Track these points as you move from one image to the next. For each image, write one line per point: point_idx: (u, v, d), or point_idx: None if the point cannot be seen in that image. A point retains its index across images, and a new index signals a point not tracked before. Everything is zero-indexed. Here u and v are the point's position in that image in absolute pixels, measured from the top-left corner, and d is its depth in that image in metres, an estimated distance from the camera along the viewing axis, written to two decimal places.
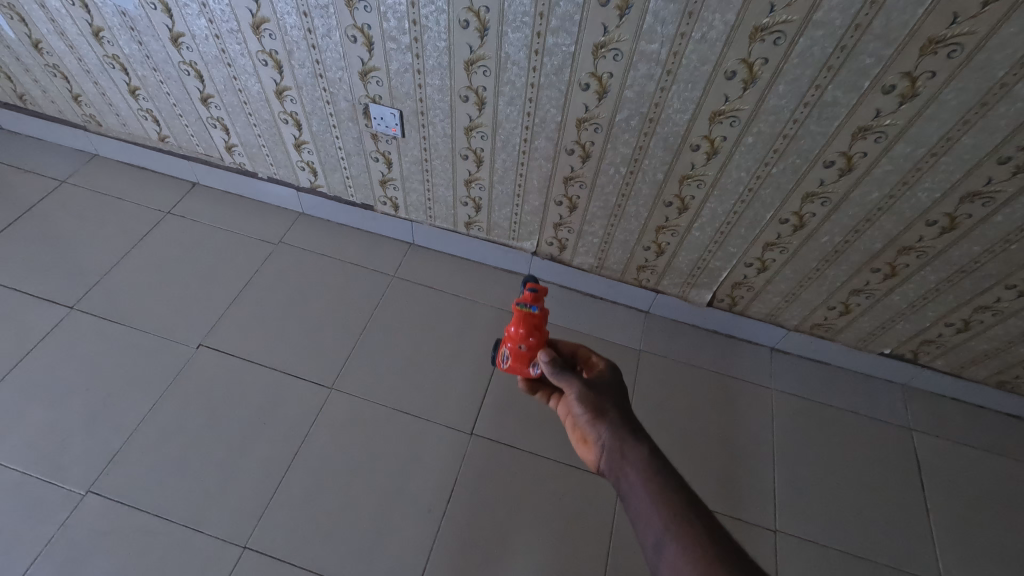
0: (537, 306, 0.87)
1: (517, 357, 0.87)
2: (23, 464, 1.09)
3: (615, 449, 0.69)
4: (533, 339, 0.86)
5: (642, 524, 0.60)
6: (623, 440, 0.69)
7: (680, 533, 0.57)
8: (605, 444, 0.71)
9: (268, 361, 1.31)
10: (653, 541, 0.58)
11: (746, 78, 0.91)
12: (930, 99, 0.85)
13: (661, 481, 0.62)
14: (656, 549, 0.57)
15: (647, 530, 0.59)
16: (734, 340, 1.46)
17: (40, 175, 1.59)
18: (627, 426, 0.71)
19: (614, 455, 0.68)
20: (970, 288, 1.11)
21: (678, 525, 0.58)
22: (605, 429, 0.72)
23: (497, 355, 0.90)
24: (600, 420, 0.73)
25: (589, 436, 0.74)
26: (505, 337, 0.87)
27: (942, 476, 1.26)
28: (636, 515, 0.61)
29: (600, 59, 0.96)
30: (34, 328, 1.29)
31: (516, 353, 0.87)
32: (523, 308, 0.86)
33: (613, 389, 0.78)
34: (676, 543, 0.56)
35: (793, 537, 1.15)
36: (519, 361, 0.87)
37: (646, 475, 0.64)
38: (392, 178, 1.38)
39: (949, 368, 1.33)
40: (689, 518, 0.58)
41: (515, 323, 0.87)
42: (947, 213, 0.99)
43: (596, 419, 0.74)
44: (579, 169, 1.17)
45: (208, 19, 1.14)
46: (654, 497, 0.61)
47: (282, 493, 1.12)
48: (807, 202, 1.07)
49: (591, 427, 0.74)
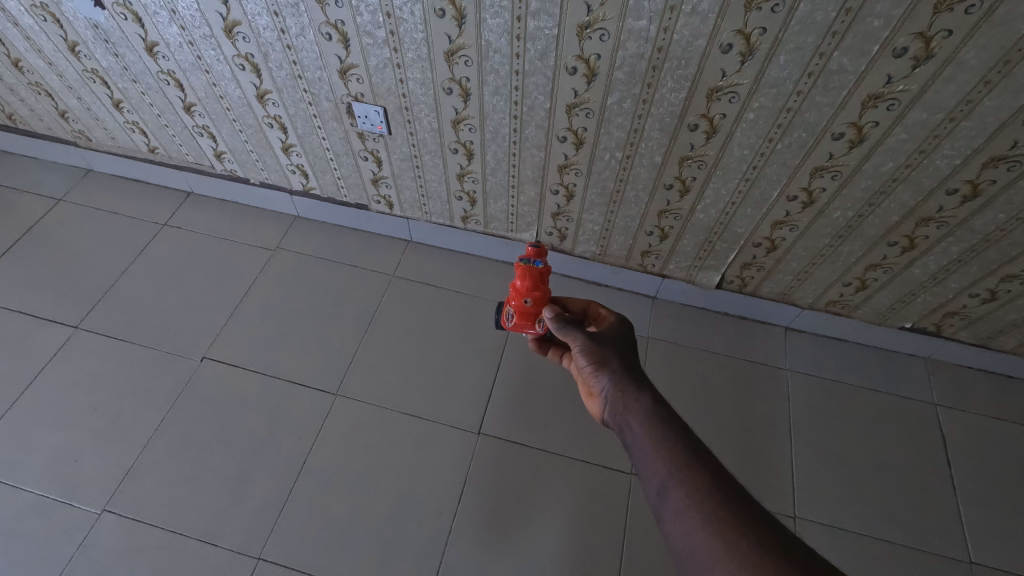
0: (541, 261, 0.84)
1: (522, 314, 0.83)
2: (39, 487, 1.11)
3: (617, 398, 0.66)
4: (539, 294, 0.82)
5: (645, 472, 0.58)
6: (625, 388, 0.67)
7: (684, 478, 0.55)
8: (607, 393, 0.68)
9: (271, 370, 1.30)
10: (655, 487, 0.56)
11: (743, 50, 0.85)
12: (947, 59, 0.78)
13: (665, 429, 0.60)
14: (659, 495, 0.55)
15: (649, 477, 0.57)
16: (746, 321, 1.42)
17: (37, 195, 1.59)
18: (629, 375, 0.68)
19: (617, 404, 0.66)
20: (996, 257, 1.04)
21: (681, 471, 0.56)
22: (607, 378, 0.69)
23: (503, 314, 0.87)
24: (602, 370, 0.70)
25: (592, 387, 0.71)
26: (509, 292, 0.83)
27: (969, 452, 1.21)
28: (640, 462, 0.59)
29: (586, 40, 0.90)
30: (41, 350, 1.29)
31: (520, 310, 0.83)
32: (528, 263, 0.83)
33: (618, 340, 0.74)
34: (680, 489, 0.54)
35: (811, 522, 1.12)
36: (524, 317, 0.83)
37: (649, 423, 0.61)
38: (383, 176, 1.35)
39: (975, 340, 1.27)
40: (693, 463, 0.56)
41: (519, 278, 0.83)
42: (969, 179, 0.92)
43: (598, 369, 0.70)
44: (573, 157, 1.12)
45: (179, 26, 1.11)
46: (657, 444, 0.59)
47: (293, 502, 1.12)
48: (816, 176, 1.00)
49: (594, 378, 0.71)
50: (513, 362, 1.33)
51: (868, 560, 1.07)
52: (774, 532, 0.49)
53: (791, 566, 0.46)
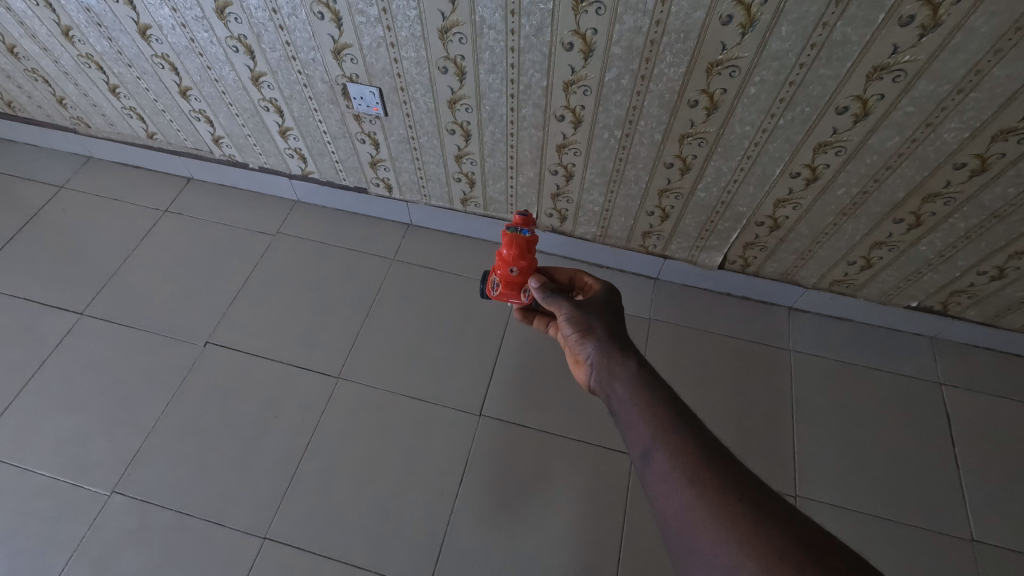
0: (529, 230, 0.81)
1: (507, 283, 0.83)
2: (50, 470, 1.13)
3: (602, 364, 0.66)
4: (525, 263, 0.81)
5: (630, 435, 0.58)
6: (610, 355, 0.66)
7: (668, 439, 0.55)
8: (593, 360, 0.68)
9: (274, 354, 1.31)
10: (639, 449, 0.56)
11: (744, 22, 0.83)
12: (955, 28, 0.75)
13: (650, 394, 0.60)
14: (644, 457, 0.55)
15: (634, 440, 0.57)
16: (748, 301, 1.40)
17: (39, 183, 1.60)
18: (615, 342, 0.68)
19: (603, 371, 0.66)
20: (1005, 233, 1.02)
21: (665, 433, 0.55)
22: (593, 346, 0.69)
23: (488, 283, 0.87)
24: (587, 338, 0.70)
25: (578, 355, 0.71)
26: (495, 261, 0.81)
27: (974, 430, 1.20)
28: (624, 426, 0.59)
29: (582, 14, 0.88)
30: (47, 336, 1.31)
31: (506, 279, 0.82)
32: (513, 232, 0.80)
33: (604, 307, 0.74)
34: (664, 450, 0.54)
35: (814, 502, 1.12)
36: (509, 287, 0.83)
37: (634, 387, 0.61)
38: (381, 159, 1.34)
39: (983, 318, 1.25)
40: (677, 425, 0.56)
41: (506, 247, 0.81)
42: (978, 153, 0.90)
43: (584, 337, 0.70)
44: (571, 136, 1.10)
45: (171, 7, 1.09)
46: (642, 407, 0.59)
47: (297, 483, 1.14)
48: (819, 152, 0.98)
49: (580, 346, 0.71)
50: (514, 345, 1.33)
51: (868, 537, 1.08)
52: (758, 492, 0.49)
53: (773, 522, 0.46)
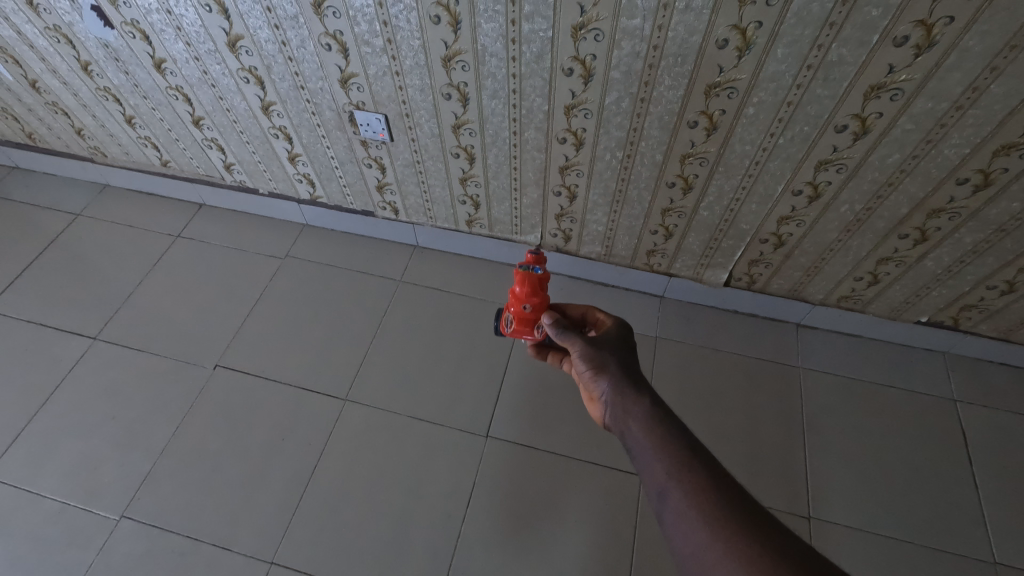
0: (540, 268, 0.85)
1: (521, 320, 0.84)
2: (61, 494, 1.14)
3: (616, 402, 0.66)
4: (538, 300, 0.83)
5: (646, 476, 0.57)
6: (624, 392, 0.66)
7: (684, 478, 0.54)
8: (607, 398, 0.67)
9: (282, 377, 1.32)
10: (655, 488, 0.56)
11: (739, 45, 0.84)
12: (950, 46, 0.76)
13: (665, 432, 0.59)
14: (660, 496, 0.55)
15: (650, 479, 0.57)
16: (755, 319, 1.40)
17: (56, 211, 1.64)
18: (628, 378, 0.68)
19: (616, 408, 0.65)
20: (1012, 247, 1.01)
21: (680, 471, 0.55)
22: (606, 382, 0.68)
23: (502, 321, 0.88)
24: (600, 375, 0.70)
25: (592, 392, 0.71)
26: (509, 298, 0.84)
27: (992, 448, 1.18)
28: (640, 465, 0.59)
29: (581, 41, 0.90)
30: (62, 360, 1.33)
31: (520, 316, 0.84)
32: (526, 270, 0.83)
33: (616, 343, 0.74)
34: (680, 489, 0.54)
35: (829, 524, 1.09)
36: (523, 323, 0.83)
37: (648, 425, 0.61)
38: (388, 183, 1.36)
39: (995, 333, 1.23)
40: (692, 464, 0.56)
41: (518, 285, 0.84)
42: (980, 169, 0.90)
43: (597, 373, 0.70)
44: (574, 158, 1.12)
45: (185, 42, 1.13)
46: (656, 446, 0.58)
47: (304, 507, 1.13)
48: (821, 170, 0.99)
49: (593, 382, 0.70)
50: (520, 365, 1.33)
51: (887, 561, 1.05)
52: (776, 533, 0.49)
53: (792, 565, 0.45)
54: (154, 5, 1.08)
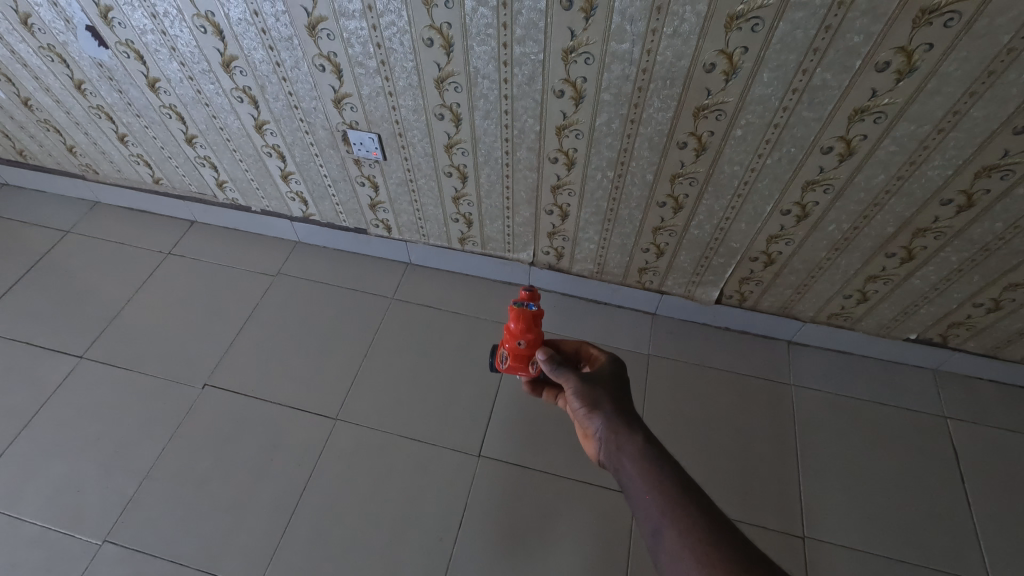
0: (535, 304, 0.83)
1: (515, 356, 0.84)
2: (42, 518, 1.12)
3: (610, 439, 0.66)
4: (532, 336, 0.82)
5: (641, 516, 0.57)
6: (618, 429, 0.66)
7: (679, 520, 0.55)
8: (601, 435, 0.67)
9: (272, 396, 1.30)
10: (652, 530, 0.56)
11: (726, 69, 0.86)
12: (930, 72, 0.78)
13: (660, 470, 0.59)
14: (656, 538, 0.55)
15: (645, 519, 0.57)
16: (747, 336, 1.40)
17: (45, 228, 1.63)
18: (621, 415, 0.68)
19: (611, 445, 0.65)
20: (997, 266, 1.03)
21: (676, 512, 0.55)
22: (599, 419, 0.68)
23: (497, 356, 0.88)
24: (594, 411, 0.70)
25: (586, 429, 0.70)
26: (503, 335, 0.83)
27: (983, 465, 1.18)
28: (635, 505, 0.59)
29: (571, 64, 0.92)
30: (47, 380, 1.31)
31: (514, 352, 0.83)
32: (520, 306, 0.82)
33: (610, 378, 0.74)
34: (676, 531, 0.54)
35: (824, 544, 1.09)
36: (518, 359, 0.83)
37: (642, 463, 0.61)
38: (381, 201, 1.37)
39: (983, 350, 1.24)
40: (687, 503, 0.56)
41: (512, 321, 0.83)
42: (963, 190, 0.92)
43: (591, 410, 0.70)
44: (565, 177, 1.13)
45: (179, 62, 1.14)
46: (651, 486, 0.58)
47: (293, 530, 1.11)
48: (808, 190, 1.00)
49: (586, 419, 0.70)
50: (513, 383, 1.33)
51: None
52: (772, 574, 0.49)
53: None
54: (149, 26, 1.09)
